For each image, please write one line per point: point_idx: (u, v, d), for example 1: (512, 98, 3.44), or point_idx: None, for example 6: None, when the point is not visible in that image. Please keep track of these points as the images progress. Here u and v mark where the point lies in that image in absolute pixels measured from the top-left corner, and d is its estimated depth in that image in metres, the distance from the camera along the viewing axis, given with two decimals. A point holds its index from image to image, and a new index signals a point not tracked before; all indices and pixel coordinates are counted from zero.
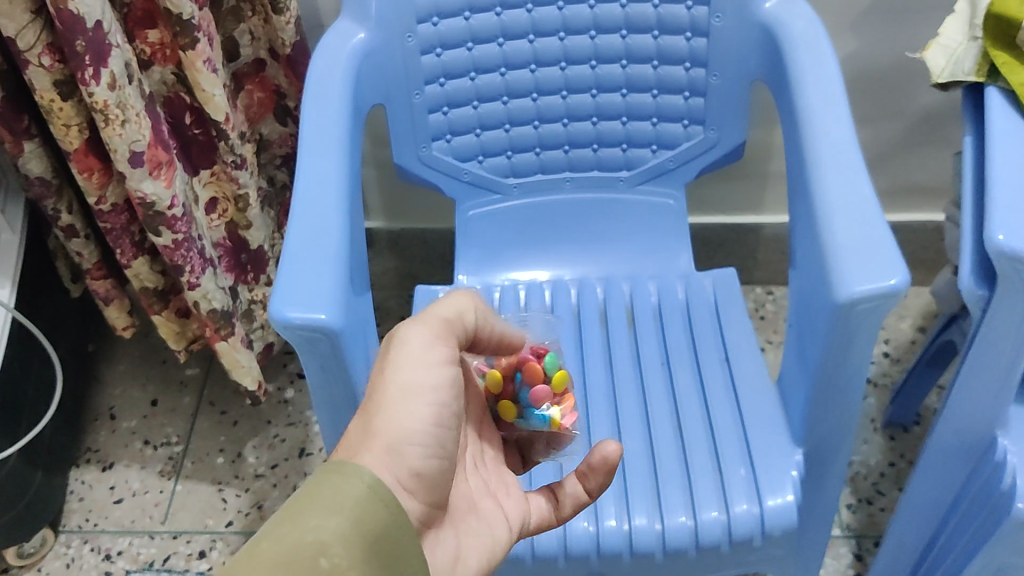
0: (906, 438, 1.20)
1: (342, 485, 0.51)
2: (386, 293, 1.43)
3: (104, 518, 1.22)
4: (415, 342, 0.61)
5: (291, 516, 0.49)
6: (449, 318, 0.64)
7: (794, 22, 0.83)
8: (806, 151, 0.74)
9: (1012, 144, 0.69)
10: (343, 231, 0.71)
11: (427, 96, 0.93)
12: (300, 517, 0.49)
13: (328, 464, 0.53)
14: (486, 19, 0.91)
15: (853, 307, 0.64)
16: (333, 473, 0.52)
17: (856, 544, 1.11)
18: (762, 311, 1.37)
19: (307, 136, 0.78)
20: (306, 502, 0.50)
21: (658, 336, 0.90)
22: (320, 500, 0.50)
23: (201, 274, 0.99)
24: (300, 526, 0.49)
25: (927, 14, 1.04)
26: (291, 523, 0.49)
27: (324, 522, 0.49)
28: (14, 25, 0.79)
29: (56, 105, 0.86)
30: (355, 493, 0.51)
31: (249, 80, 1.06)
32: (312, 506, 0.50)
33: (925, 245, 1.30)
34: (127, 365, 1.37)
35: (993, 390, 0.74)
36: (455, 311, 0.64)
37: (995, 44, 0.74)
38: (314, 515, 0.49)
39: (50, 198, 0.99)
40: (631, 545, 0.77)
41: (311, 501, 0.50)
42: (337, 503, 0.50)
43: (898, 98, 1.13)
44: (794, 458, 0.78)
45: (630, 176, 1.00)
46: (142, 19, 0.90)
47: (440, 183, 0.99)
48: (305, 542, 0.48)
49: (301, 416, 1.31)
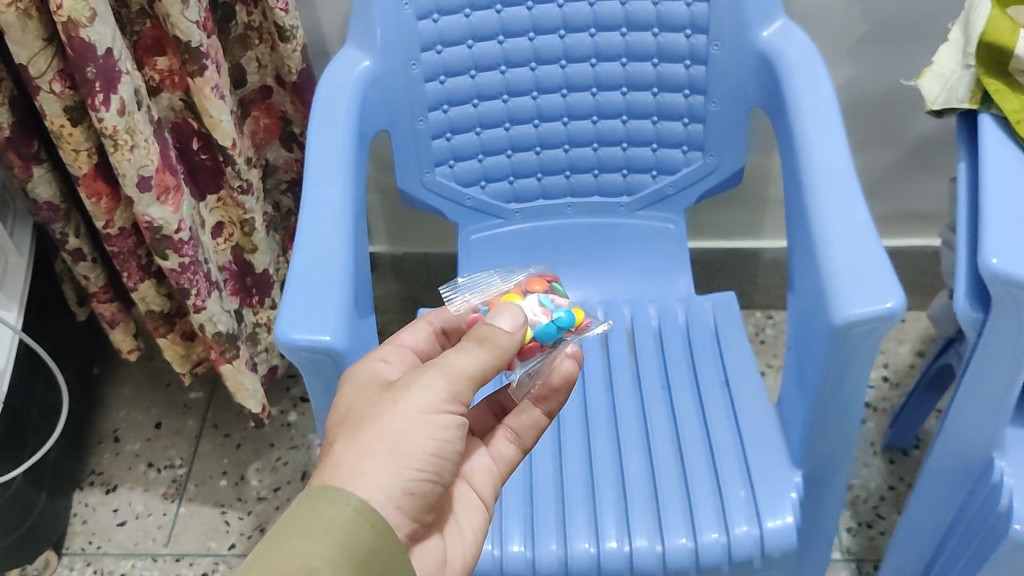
0: (905, 462, 1.20)
1: (328, 511, 0.51)
2: (389, 316, 1.44)
3: (107, 540, 1.22)
4: (432, 386, 0.58)
5: (279, 543, 0.49)
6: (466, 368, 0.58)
7: (790, 50, 0.85)
8: (803, 176, 0.75)
9: (1004, 170, 0.71)
10: (346, 252, 0.72)
11: (431, 122, 0.95)
12: (287, 546, 0.49)
13: (314, 488, 0.53)
14: (489, 47, 0.93)
15: (849, 329, 0.65)
16: (320, 496, 0.52)
17: (855, 567, 1.11)
18: (762, 336, 1.38)
19: (312, 162, 0.79)
20: (292, 530, 0.50)
21: (658, 358, 0.91)
22: (306, 527, 0.50)
23: (207, 297, 1.00)
24: (287, 553, 0.49)
25: (922, 42, 1.06)
26: (277, 552, 0.49)
27: (310, 548, 0.49)
28: (25, 52, 0.81)
29: (66, 131, 0.88)
30: (340, 517, 0.51)
31: (255, 107, 1.08)
32: (299, 533, 0.50)
33: (922, 270, 1.31)
34: (131, 388, 1.38)
35: (989, 412, 0.75)
36: (476, 365, 0.59)
37: (987, 72, 0.75)
38: (299, 542, 0.49)
39: (58, 222, 1.00)
40: (632, 565, 0.78)
41: (297, 528, 0.50)
42: (324, 527, 0.50)
43: (896, 124, 1.15)
44: (792, 480, 0.78)
45: (630, 201, 1.01)
46: (151, 46, 0.93)
47: (442, 208, 1.00)
48: (293, 568, 0.48)
49: (303, 439, 1.31)
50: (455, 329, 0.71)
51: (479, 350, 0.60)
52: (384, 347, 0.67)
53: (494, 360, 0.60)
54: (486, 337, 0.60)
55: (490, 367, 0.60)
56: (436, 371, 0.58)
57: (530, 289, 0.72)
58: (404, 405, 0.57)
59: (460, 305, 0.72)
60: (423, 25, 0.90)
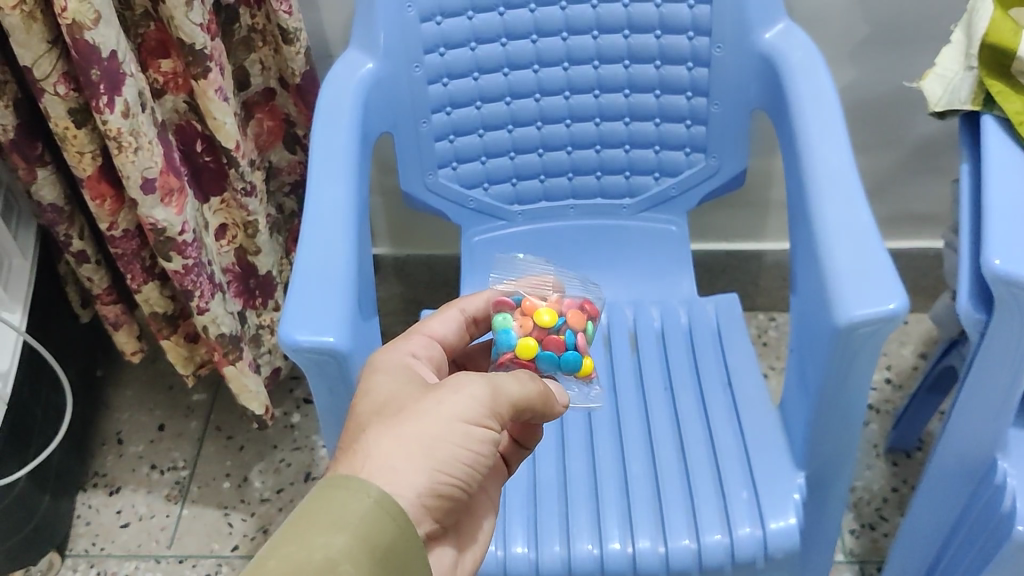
0: (908, 464, 1.20)
1: (348, 502, 0.51)
2: (391, 318, 1.44)
3: (110, 542, 1.22)
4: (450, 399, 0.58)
5: (299, 533, 0.49)
6: (497, 384, 0.60)
7: (793, 52, 0.85)
8: (805, 178, 0.76)
9: (1006, 171, 0.71)
10: (349, 253, 0.73)
11: (434, 124, 0.95)
12: (307, 536, 0.49)
13: (334, 478, 0.53)
14: (492, 49, 0.93)
15: (851, 330, 0.65)
16: (340, 487, 0.52)
17: (858, 569, 1.11)
18: (764, 338, 1.38)
19: (316, 164, 0.79)
20: (312, 520, 0.50)
21: (660, 359, 0.92)
22: (326, 518, 0.50)
23: (210, 299, 1.00)
24: (307, 543, 0.49)
25: (924, 44, 1.06)
26: (297, 542, 0.49)
27: (331, 541, 0.49)
28: (30, 54, 0.81)
29: (70, 133, 0.88)
30: (360, 510, 0.51)
31: (259, 109, 1.08)
32: (319, 523, 0.50)
33: (924, 272, 1.31)
34: (134, 391, 1.38)
35: (992, 413, 0.74)
36: (521, 397, 0.61)
37: (990, 73, 0.75)
38: (320, 533, 0.49)
39: (62, 224, 1.01)
40: (634, 567, 0.78)
41: (317, 519, 0.50)
42: (344, 519, 0.50)
43: (899, 126, 1.15)
44: (795, 482, 0.78)
45: (633, 203, 1.01)
46: (155, 49, 0.93)
47: (445, 209, 1.00)
48: (314, 560, 0.48)
49: (306, 440, 1.31)
50: (483, 316, 0.75)
51: (530, 385, 0.63)
52: (413, 338, 0.68)
53: (537, 402, 0.63)
54: (538, 378, 0.64)
55: (533, 406, 0.63)
56: (485, 385, 0.59)
57: (566, 316, 0.74)
58: (448, 409, 0.58)
59: (485, 296, 0.75)
60: (426, 28, 0.90)
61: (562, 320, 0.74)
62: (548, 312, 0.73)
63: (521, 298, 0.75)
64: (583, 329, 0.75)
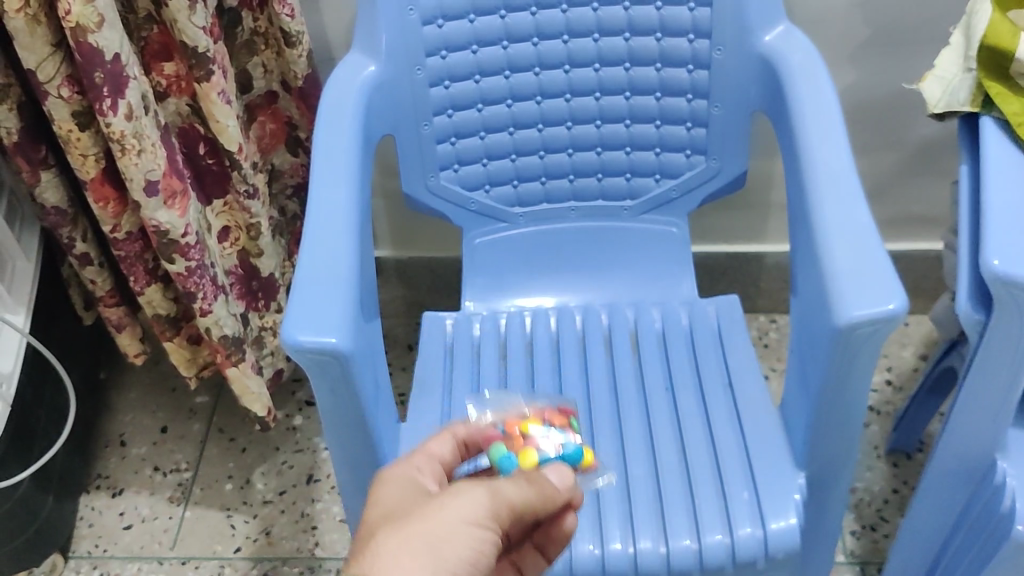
0: (908, 465, 1.20)
1: None
2: (393, 320, 1.45)
3: (113, 543, 1.23)
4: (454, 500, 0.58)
5: None
6: (496, 486, 0.60)
7: (793, 54, 0.85)
8: (805, 179, 0.76)
9: (1005, 172, 0.71)
10: (351, 255, 0.73)
11: (435, 127, 0.95)
12: None
13: None
14: (493, 52, 0.93)
15: (851, 331, 0.65)
16: None
17: (859, 570, 1.11)
18: (765, 339, 1.38)
19: (318, 166, 0.80)
20: None
21: (661, 360, 0.92)
22: None
23: (213, 301, 1.01)
24: None
25: (924, 46, 1.06)
26: None
27: None
28: (34, 58, 0.82)
29: (74, 135, 0.89)
30: None
31: (261, 112, 1.08)
32: None
33: (925, 273, 1.31)
34: (137, 393, 1.39)
35: (991, 414, 0.75)
36: (521, 499, 0.60)
37: (989, 74, 0.76)
38: None
39: (65, 227, 1.01)
40: (635, 567, 0.78)
41: None
42: None
43: (899, 128, 1.15)
44: (796, 482, 0.78)
45: (634, 205, 1.02)
46: (158, 52, 0.93)
47: (447, 212, 1.01)
48: None
49: (308, 442, 1.32)
50: (474, 443, 0.72)
51: (530, 483, 0.62)
52: (412, 460, 0.67)
53: (537, 501, 0.62)
54: (536, 477, 0.62)
55: (533, 504, 0.61)
56: (485, 489, 0.60)
57: (550, 421, 0.75)
58: (451, 511, 0.58)
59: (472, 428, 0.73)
60: (428, 31, 0.90)
61: (548, 424, 0.74)
62: (532, 424, 0.74)
63: (505, 424, 0.74)
64: (568, 425, 0.76)
